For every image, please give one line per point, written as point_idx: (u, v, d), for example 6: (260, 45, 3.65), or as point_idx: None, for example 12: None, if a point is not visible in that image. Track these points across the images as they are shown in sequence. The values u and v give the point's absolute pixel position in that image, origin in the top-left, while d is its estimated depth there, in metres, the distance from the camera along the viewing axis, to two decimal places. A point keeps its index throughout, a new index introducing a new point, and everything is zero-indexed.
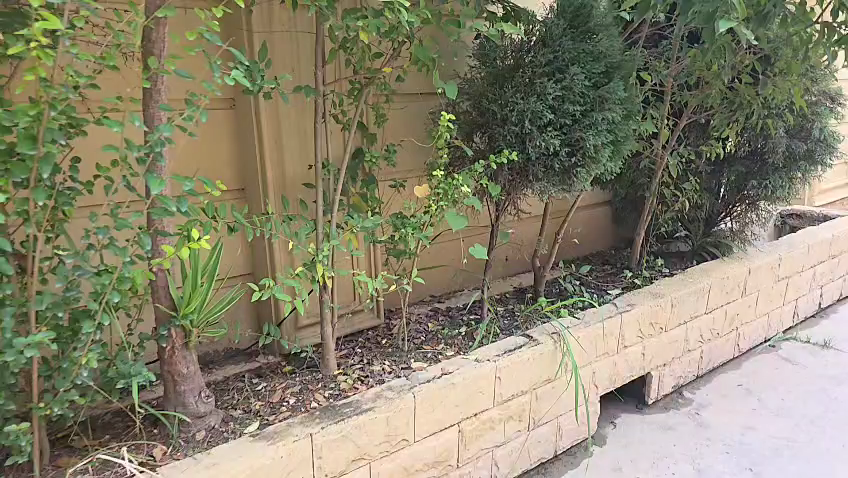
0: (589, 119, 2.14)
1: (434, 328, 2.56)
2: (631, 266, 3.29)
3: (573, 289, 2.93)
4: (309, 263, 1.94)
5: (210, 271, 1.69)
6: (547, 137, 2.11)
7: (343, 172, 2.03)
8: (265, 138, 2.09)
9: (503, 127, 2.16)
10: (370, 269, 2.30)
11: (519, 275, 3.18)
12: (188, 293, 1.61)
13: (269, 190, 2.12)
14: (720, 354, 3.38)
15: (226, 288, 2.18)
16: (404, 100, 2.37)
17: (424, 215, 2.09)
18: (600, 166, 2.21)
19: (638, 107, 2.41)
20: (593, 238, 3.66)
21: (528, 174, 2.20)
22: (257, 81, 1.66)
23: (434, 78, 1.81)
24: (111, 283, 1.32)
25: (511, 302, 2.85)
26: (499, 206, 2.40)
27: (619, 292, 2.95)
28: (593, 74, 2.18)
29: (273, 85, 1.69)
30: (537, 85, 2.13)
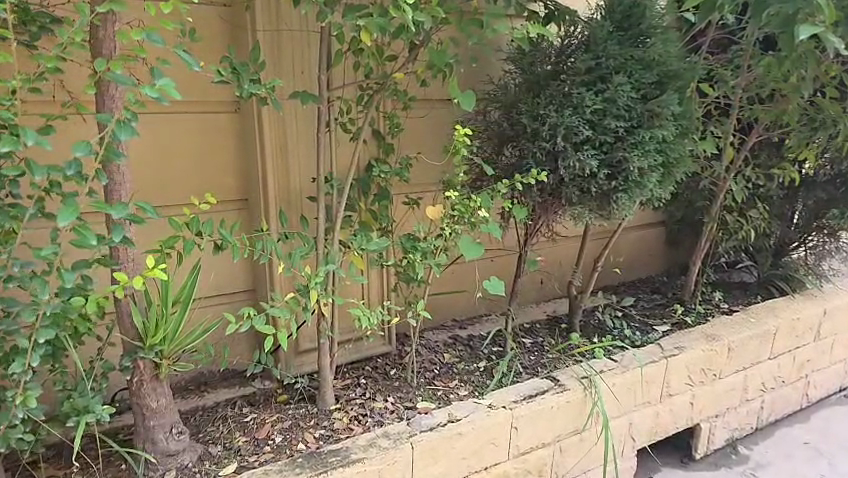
0: (635, 137, 1.85)
1: (451, 361, 2.31)
2: (684, 298, 2.92)
3: (613, 324, 2.61)
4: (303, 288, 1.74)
5: (186, 295, 1.50)
6: (582, 157, 1.83)
7: (348, 187, 1.82)
8: (268, 146, 1.91)
9: (534, 142, 1.90)
10: (379, 295, 2.14)
11: (552, 301, 2.88)
12: (155, 319, 1.43)
13: (271, 202, 1.94)
14: (784, 404, 2.95)
15: (224, 306, 2.01)
16: (424, 107, 2.16)
17: (437, 239, 1.85)
18: (646, 192, 1.91)
19: (696, 122, 2.07)
20: (640, 263, 3.29)
21: (561, 197, 1.93)
22: (244, 87, 1.48)
23: (450, 87, 1.56)
24: (38, 318, 1.18)
25: (542, 333, 2.55)
26: (531, 229, 2.13)
27: (666, 329, 2.60)
28: (643, 84, 1.87)
29: (264, 91, 1.51)
30: (575, 96, 1.85)
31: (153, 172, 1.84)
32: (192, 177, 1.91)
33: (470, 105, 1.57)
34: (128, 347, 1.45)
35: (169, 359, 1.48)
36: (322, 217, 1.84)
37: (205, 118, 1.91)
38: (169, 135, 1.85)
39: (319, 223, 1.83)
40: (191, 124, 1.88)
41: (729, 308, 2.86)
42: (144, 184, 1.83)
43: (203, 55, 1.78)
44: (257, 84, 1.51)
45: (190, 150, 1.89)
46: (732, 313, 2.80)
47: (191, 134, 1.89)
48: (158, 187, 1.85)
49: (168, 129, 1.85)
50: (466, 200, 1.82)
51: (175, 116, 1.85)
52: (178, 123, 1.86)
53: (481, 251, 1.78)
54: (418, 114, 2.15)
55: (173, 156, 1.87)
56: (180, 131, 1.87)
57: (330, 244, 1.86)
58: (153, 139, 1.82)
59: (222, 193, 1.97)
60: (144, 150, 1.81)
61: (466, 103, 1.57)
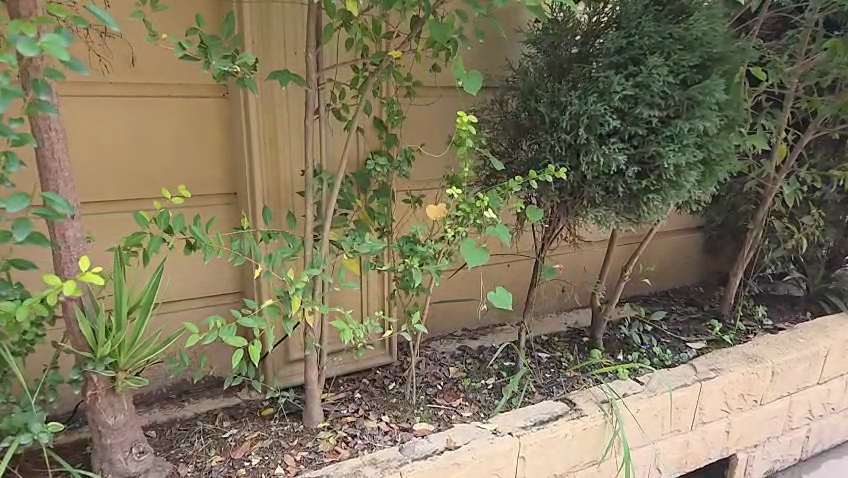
0: (671, 130, 1.59)
1: (457, 376, 2.10)
2: (722, 312, 2.63)
3: (640, 340, 2.36)
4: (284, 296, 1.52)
5: (146, 301, 1.32)
6: (608, 151, 1.59)
7: (340, 181, 1.62)
8: (255, 135, 1.73)
9: (553, 134, 1.67)
10: (373, 306, 1.96)
11: (574, 311, 2.64)
12: (106, 327, 1.25)
13: (257, 197, 1.77)
14: (832, 434, 2.64)
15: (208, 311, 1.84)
16: (431, 94, 1.97)
17: (438, 242, 1.64)
18: (683, 193, 1.65)
19: (745, 114, 1.80)
20: (675, 272, 3.01)
21: (583, 197, 1.69)
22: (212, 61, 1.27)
23: (452, 66, 1.33)
24: None
25: (561, 347, 2.31)
26: (548, 235, 1.90)
27: (700, 348, 2.34)
28: (684, 67, 1.61)
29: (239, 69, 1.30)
30: (602, 81, 1.61)
31: (127, 162, 1.69)
32: (172, 167, 1.76)
33: (475, 88, 1.32)
34: (79, 357, 1.27)
35: (126, 372, 1.30)
36: (311, 213, 1.64)
37: (189, 103, 1.75)
38: (147, 121, 1.70)
39: (307, 221, 1.63)
40: (170, 109, 1.73)
41: (773, 325, 2.56)
42: (117, 175, 1.69)
43: (173, 29, 1.61)
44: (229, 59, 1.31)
45: (169, 138, 1.74)
46: (777, 331, 2.50)
47: (170, 120, 1.73)
48: (132, 178, 1.71)
49: (146, 115, 1.70)
50: (471, 199, 1.60)
51: (153, 101, 1.70)
52: (156, 107, 1.71)
53: (488, 258, 1.55)
54: (424, 103, 1.97)
55: (151, 144, 1.72)
56: (156, 116, 1.71)
57: (320, 245, 1.67)
58: (128, 125, 1.68)
59: (201, 185, 1.81)
60: (116, 136, 1.66)
61: (469, 85, 1.32)
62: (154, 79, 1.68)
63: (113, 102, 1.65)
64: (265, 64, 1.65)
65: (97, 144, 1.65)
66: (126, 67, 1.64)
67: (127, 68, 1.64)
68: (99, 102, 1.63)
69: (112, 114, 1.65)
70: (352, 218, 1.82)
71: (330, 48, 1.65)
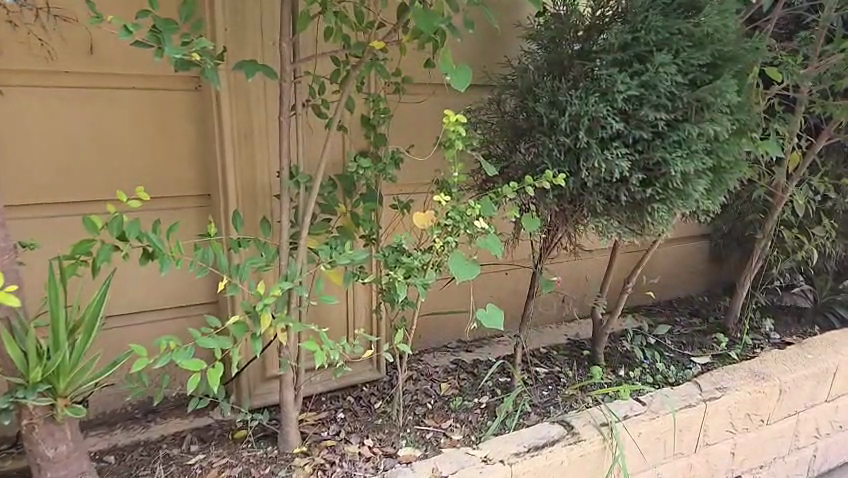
0: (678, 134, 1.47)
1: (448, 394, 1.96)
2: (728, 325, 2.50)
3: (642, 354, 2.23)
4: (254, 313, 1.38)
5: (90, 319, 1.21)
6: (610, 157, 1.47)
7: (318, 184, 1.48)
8: (228, 132, 1.63)
9: (550, 136, 1.54)
10: (360, 320, 1.82)
11: (574, 322, 2.51)
12: (39, 349, 1.12)
13: (231, 199, 1.66)
14: (842, 454, 2.50)
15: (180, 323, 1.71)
16: (424, 92, 1.85)
17: (426, 253, 1.51)
18: (691, 203, 1.53)
19: (758, 117, 1.67)
20: (679, 281, 2.89)
21: (582, 206, 1.56)
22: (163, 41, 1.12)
23: (444, 54, 1.21)
24: None
25: (559, 362, 2.18)
26: (547, 244, 1.77)
27: (705, 364, 2.21)
28: (693, 66, 1.48)
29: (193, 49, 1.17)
30: (605, 79, 1.48)
31: (87, 159, 1.59)
32: (138, 165, 1.66)
33: (465, 86, 1.20)
34: (11, 383, 1.14)
35: (65, 398, 1.16)
36: (287, 219, 1.52)
37: (156, 97, 1.65)
38: (108, 115, 1.59)
39: (282, 228, 1.51)
40: (135, 103, 1.62)
41: (781, 340, 2.44)
42: (77, 173, 1.58)
43: (123, 12, 1.49)
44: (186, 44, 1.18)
45: (133, 134, 1.64)
46: (784, 346, 2.38)
47: (135, 114, 1.63)
48: (93, 176, 1.61)
49: (107, 110, 1.59)
50: (462, 206, 1.47)
51: (115, 94, 1.59)
52: (118, 101, 1.60)
53: (477, 272, 1.42)
54: (416, 101, 1.84)
55: (115, 140, 1.61)
56: (120, 111, 1.61)
57: (297, 254, 1.53)
58: (88, 119, 1.57)
59: (171, 185, 1.70)
60: (75, 132, 1.56)
61: (458, 83, 1.20)
62: (116, 71, 1.58)
63: (71, 93, 1.54)
64: (238, 56, 1.55)
65: (54, 139, 1.54)
66: (84, 58, 1.54)
67: (85, 58, 1.54)
68: (55, 94, 1.53)
69: (72, 108, 1.55)
70: (335, 224, 1.70)
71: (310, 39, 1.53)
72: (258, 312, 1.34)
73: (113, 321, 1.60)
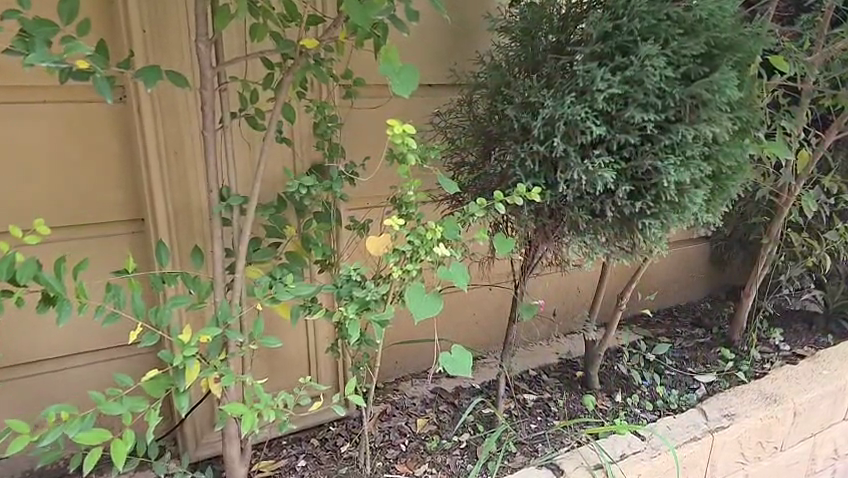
0: (671, 137, 1.26)
1: (424, 432, 1.73)
2: (733, 338, 2.27)
3: (640, 376, 2.02)
4: (175, 367, 1.17)
5: None
6: (591, 167, 1.26)
7: (254, 207, 1.28)
8: (154, 150, 1.43)
9: (523, 143, 1.34)
10: (313, 357, 1.62)
11: (566, 339, 2.30)
12: None
13: (162, 226, 1.46)
14: None
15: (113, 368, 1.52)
16: (383, 96, 1.65)
17: (382, 283, 1.29)
18: (688, 216, 1.33)
19: (762, 113, 1.46)
20: (679, 287, 2.68)
21: (563, 223, 1.36)
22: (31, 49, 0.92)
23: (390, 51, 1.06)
24: None
25: (550, 387, 1.97)
26: (527, 264, 1.56)
27: (710, 384, 2.01)
28: (685, 57, 1.27)
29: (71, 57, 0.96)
30: (583, 76, 1.27)
31: (53, 179, 1.44)
32: (74, 186, 1.47)
33: (407, 91, 1.05)
34: None
35: None
36: (221, 247, 1.32)
37: (75, 110, 1.44)
38: (20, 133, 1.39)
39: (215, 258, 1.31)
40: (52, 118, 1.42)
41: (792, 353, 2.23)
42: (17, 196, 1.41)
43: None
44: (64, 51, 0.97)
45: (52, 153, 1.43)
46: (796, 360, 2.17)
47: (53, 131, 1.42)
48: (17, 202, 1.41)
49: (18, 126, 1.39)
50: (421, 228, 1.26)
51: (27, 108, 1.39)
52: (31, 116, 1.40)
53: (440, 307, 1.21)
54: (375, 104, 1.64)
55: (56, 158, 1.44)
56: (34, 128, 1.40)
57: (234, 289, 1.33)
58: (15, 136, 1.39)
59: (100, 210, 1.51)
60: None
61: (399, 88, 1.05)
62: (25, 82, 1.37)
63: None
64: (162, 61, 1.40)
65: None
66: None
67: None
68: None
69: None
70: (284, 250, 1.49)
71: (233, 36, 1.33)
72: (183, 363, 1.15)
73: (32, 367, 1.42)
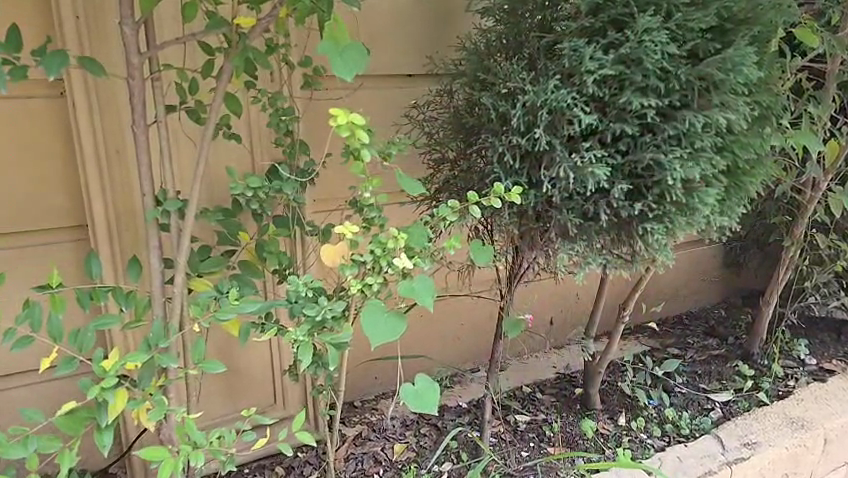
0: (676, 126, 1.07)
1: (402, 460, 1.55)
2: (752, 351, 2.05)
3: (646, 395, 1.82)
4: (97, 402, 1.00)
5: None
6: (581, 162, 1.08)
7: (194, 212, 1.11)
8: (91, 150, 1.27)
9: (502, 135, 1.16)
10: (270, 377, 1.53)
11: (565, 350, 2.12)
12: None
13: (101, 234, 1.30)
14: None
15: (59, 389, 1.40)
16: (347, 84, 1.50)
17: (339, 299, 1.13)
18: (698, 219, 1.14)
19: (785, 98, 1.26)
20: (690, 292, 2.47)
21: (550, 226, 1.18)
22: None
23: (340, 28, 0.90)
24: None
25: (545, 407, 1.78)
26: (514, 272, 1.40)
27: (726, 404, 1.81)
28: (692, 31, 1.08)
29: None
30: (570, 56, 1.09)
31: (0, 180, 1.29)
32: (6, 190, 1.30)
33: (351, 74, 0.87)
34: None
35: None
36: (158, 258, 1.15)
37: (7, 104, 1.27)
38: None
39: (152, 271, 1.14)
40: None
41: (819, 368, 2.03)
42: None
43: None
44: None
45: None
46: (824, 377, 1.98)
47: None
48: None
49: None
50: (382, 235, 1.10)
51: None
52: None
53: (402, 331, 1.03)
54: (340, 96, 1.48)
55: None
56: None
57: (173, 306, 1.17)
58: None
59: (39, 215, 1.34)
60: None
61: (341, 70, 0.87)
62: None
63: None
64: (101, 51, 1.24)
65: None
66: None
67: None
68: None
69: None
70: (238, 259, 1.33)
71: (169, 16, 1.18)
72: (110, 391, 0.98)
73: None
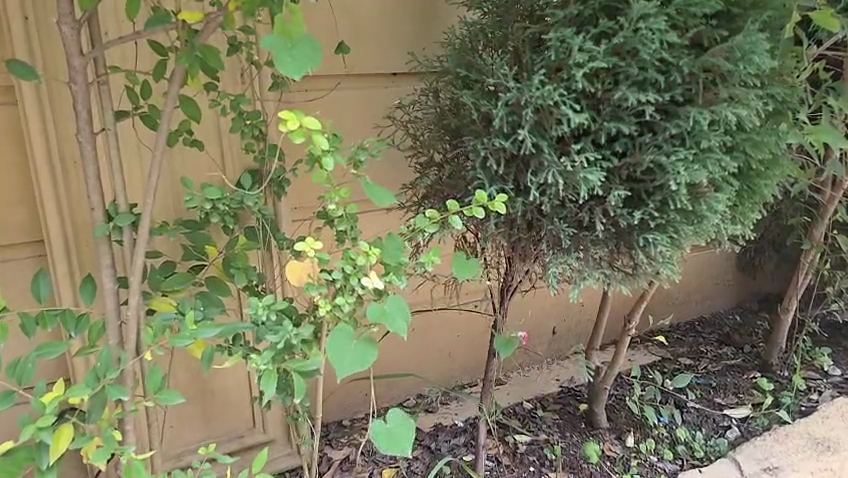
0: (678, 124, 0.96)
1: None
2: (770, 362, 1.92)
3: (656, 412, 1.69)
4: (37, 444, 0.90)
5: None
6: (571, 167, 0.97)
7: (148, 227, 1.01)
8: (44, 159, 1.16)
9: (485, 137, 1.05)
10: (246, 400, 1.42)
11: (569, 362, 1.99)
12: None
13: (58, 249, 1.20)
14: None
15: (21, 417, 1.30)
16: (322, 85, 1.41)
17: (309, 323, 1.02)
18: (706, 228, 1.03)
19: (803, 91, 1.14)
20: (703, 298, 2.33)
21: (541, 238, 1.07)
22: None
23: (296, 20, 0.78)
24: None
25: (547, 426, 1.66)
26: (506, 285, 1.28)
27: (743, 422, 1.69)
28: (695, 17, 0.96)
29: None
30: (557, 48, 0.97)
31: None
32: None
33: (299, 73, 0.76)
34: None
35: None
36: (111, 278, 1.05)
37: None
38: None
39: (105, 292, 1.04)
40: None
41: (844, 380, 1.89)
42: None
43: None
44: None
45: None
46: None
47: None
48: None
49: None
50: (352, 250, 0.99)
51: None
52: None
53: (373, 360, 0.92)
54: (314, 97, 1.40)
55: None
56: None
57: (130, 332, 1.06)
58: None
59: None
60: None
61: (287, 68, 0.76)
62: None
63: None
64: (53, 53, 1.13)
65: None
66: None
67: None
68: None
69: None
70: (206, 274, 1.23)
71: (121, 14, 1.08)
72: (50, 427, 0.88)
73: None
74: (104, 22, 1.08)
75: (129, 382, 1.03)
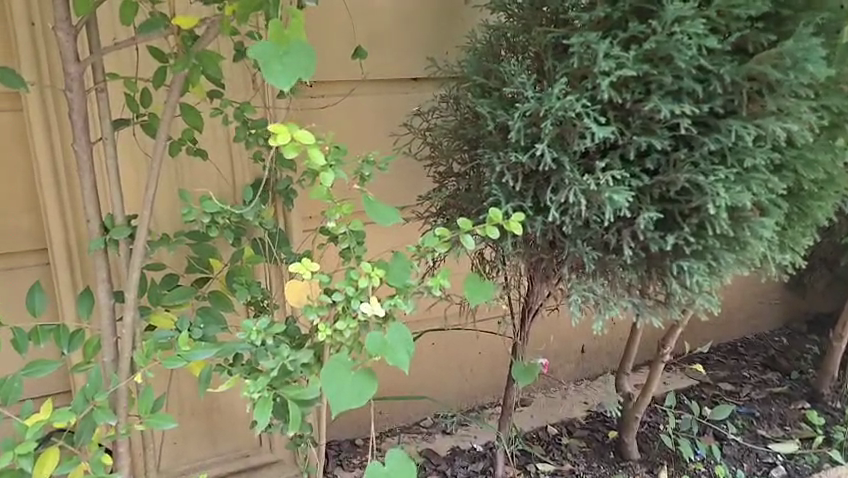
0: (718, 140, 0.86)
1: None
2: (821, 391, 1.78)
3: (692, 446, 1.56)
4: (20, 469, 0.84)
5: None
6: (595, 186, 0.88)
7: (143, 241, 0.96)
8: (48, 168, 1.13)
9: (502, 150, 0.97)
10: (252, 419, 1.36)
11: (598, 385, 1.87)
12: None
13: (61, 259, 1.17)
14: None
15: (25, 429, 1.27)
16: (337, 90, 1.35)
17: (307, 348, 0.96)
18: (750, 255, 0.92)
19: None
20: (746, 319, 2.16)
21: (562, 260, 0.98)
22: None
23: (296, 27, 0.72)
24: None
25: (573, 454, 1.56)
26: (527, 307, 1.19)
27: (790, 459, 1.56)
28: (738, 20, 0.85)
29: None
30: (580, 54, 0.88)
31: None
32: None
33: (289, 83, 0.69)
34: None
35: None
36: (108, 293, 1.01)
37: None
38: None
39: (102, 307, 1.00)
40: None
41: None
42: None
43: None
44: None
45: None
46: None
47: None
48: None
49: None
50: (354, 270, 0.92)
51: None
52: None
53: (370, 394, 0.84)
54: (327, 103, 1.34)
55: None
56: None
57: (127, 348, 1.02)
58: None
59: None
60: None
61: (276, 78, 0.69)
62: None
63: None
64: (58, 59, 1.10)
65: None
66: None
67: None
68: None
69: None
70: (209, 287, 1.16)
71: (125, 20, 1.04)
72: (33, 453, 0.82)
73: None
74: (108, 30, 1.04)
75: (121, 403, 0.98)
